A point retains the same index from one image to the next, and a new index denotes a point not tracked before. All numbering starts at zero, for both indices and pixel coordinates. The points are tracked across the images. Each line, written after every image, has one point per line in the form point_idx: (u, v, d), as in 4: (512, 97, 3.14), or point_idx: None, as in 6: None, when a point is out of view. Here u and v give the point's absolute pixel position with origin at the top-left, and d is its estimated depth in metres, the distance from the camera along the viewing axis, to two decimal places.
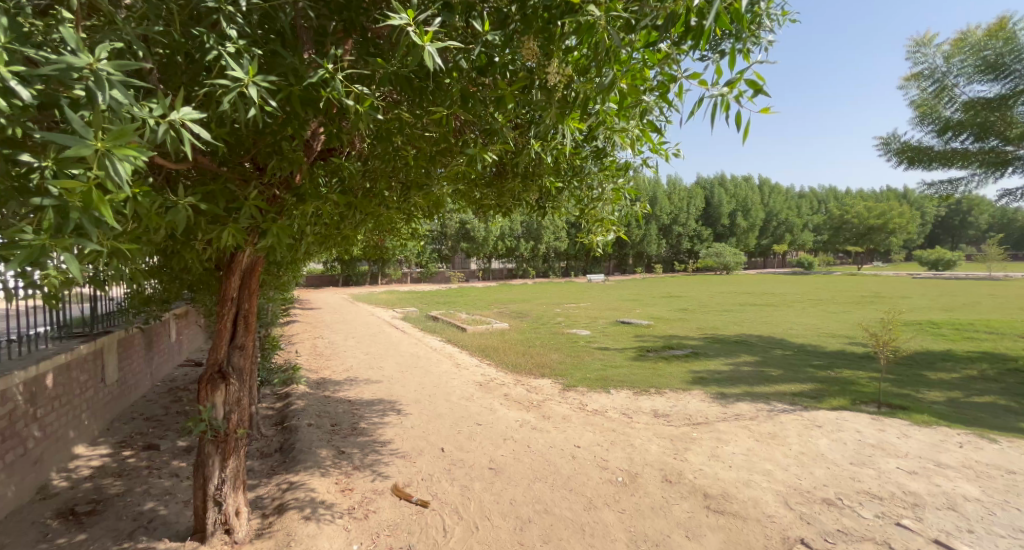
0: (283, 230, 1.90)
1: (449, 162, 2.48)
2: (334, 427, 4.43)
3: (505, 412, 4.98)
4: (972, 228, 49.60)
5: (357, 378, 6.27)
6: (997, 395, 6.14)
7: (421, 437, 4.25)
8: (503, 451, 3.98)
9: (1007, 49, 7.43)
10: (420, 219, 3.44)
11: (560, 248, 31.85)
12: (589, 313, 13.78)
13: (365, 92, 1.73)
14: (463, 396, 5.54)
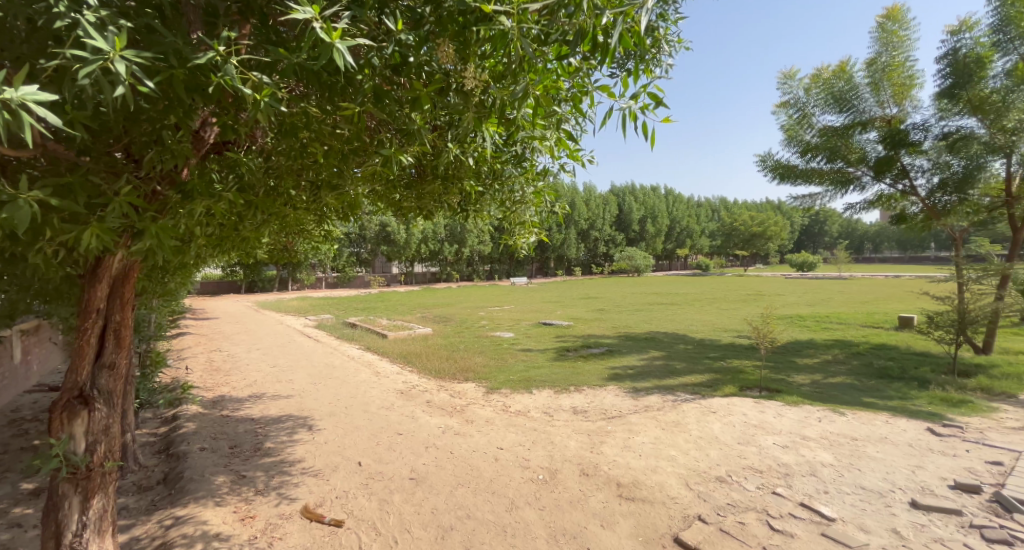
0: (164, 231, 1.69)
1: (364, 162, 2.37)
2: (232, 449, 4.05)
3: (427, 419, 4.87)
4: (831, 235, 57.52)
5: (261, 393, 5.80)
6: (848, 375, 7.18)
7: (335, 452, 4.03)
8: (425, 459, 3.89)
9: (848, 88, 8.75)
10: (333, 220, 3.26)
11: (483, 251, 31.94)
12: (511, 316, 13.95)
13: (264, 81, 1.60)
14: (381, 405, 5.34)
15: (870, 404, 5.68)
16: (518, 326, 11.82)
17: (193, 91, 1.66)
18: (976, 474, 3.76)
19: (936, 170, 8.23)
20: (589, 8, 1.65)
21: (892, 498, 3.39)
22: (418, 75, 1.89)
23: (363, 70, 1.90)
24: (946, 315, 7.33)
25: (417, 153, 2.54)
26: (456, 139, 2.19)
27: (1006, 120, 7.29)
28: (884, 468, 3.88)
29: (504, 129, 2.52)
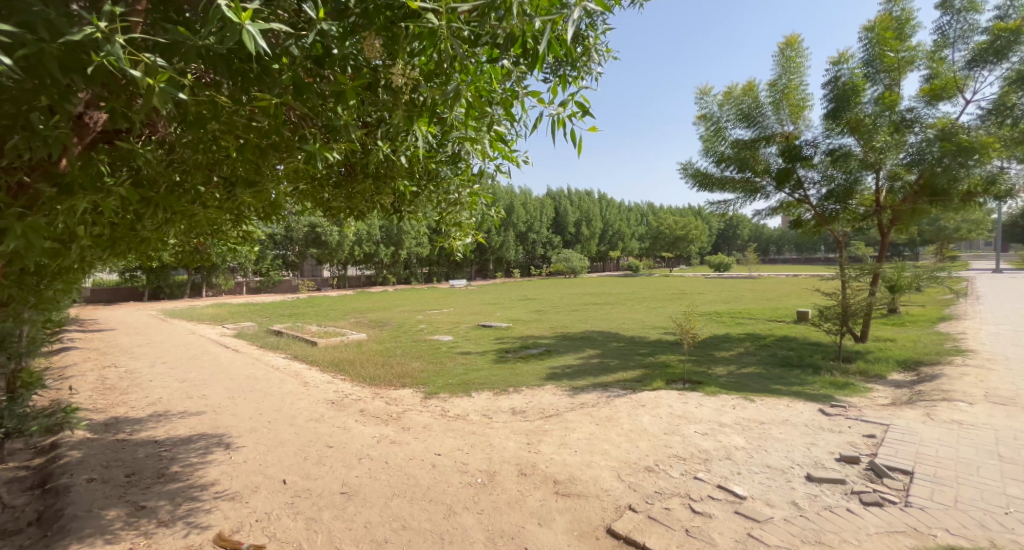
0: (34, 229, 1.49)
1: (286, 157, 2.25)
2: (130, 478, 3.66)
3: (360, 429, 4.68)
4: (746, 238, 62.27)
5: (168, 412, 5.30)
6: (759, 365, 7.80)
7: (256, 471, 3.76)
8: (358, 471, 3.74)
9: (754, 106, 9.51)
10: (253, 221, 3.06)
11: (421, 253, 31.39)
12: (450, 319, 13.80)
13: (159, 63, 1.46)
14: (309, 417, 5.07)
15: (778, 391, 6.19)
16: (457, 329, 11.71)
17: (70, 71, 1.48)
18: (858, 447, 4.22)
19: (825, 183, 9.11)
20: (518, 12, 1.67)
21: (792, 474, 3.71)
22: (342, 70, 1.81)
23: (280, 59, 1.80)
24: (833, 308, 8.18)
25: (345, 150, 2.44)
26: (386, 137, 2.13)
27: (875, 140, 8.20)
28: (785, 447, 4.25)
29: (436, 128, 2.49)
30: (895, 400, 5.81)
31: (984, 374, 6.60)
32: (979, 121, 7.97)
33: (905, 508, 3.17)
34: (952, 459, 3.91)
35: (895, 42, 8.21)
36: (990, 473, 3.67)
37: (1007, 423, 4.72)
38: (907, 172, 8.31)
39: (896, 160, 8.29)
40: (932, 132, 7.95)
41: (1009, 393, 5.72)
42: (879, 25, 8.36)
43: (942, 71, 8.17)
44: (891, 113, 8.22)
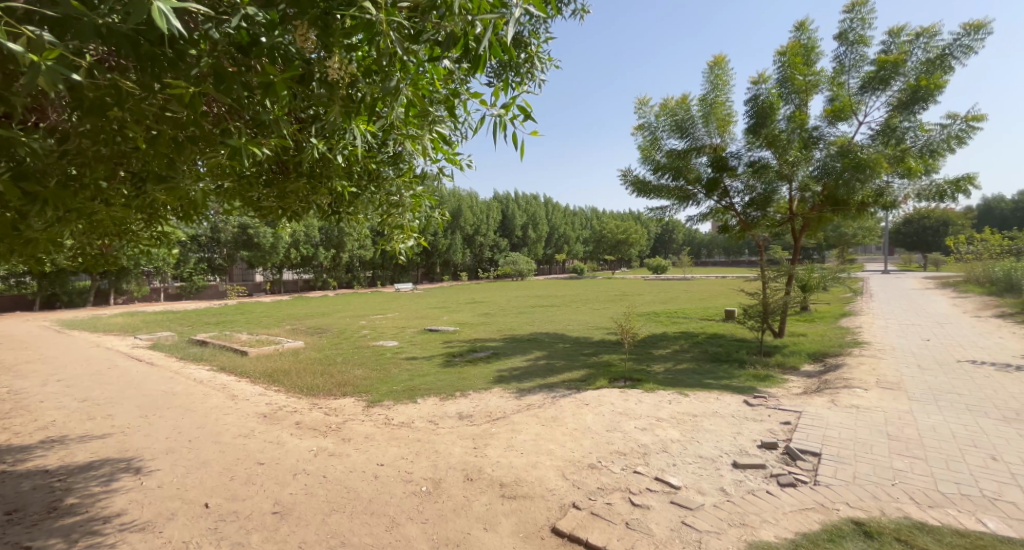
0: None
1: (206, 152, 2.10)
2: (15, 514, 3.25)
3: (295, 443, 4.45)
4: (683, 241, 65.43)
5: (67, 437, 4.77)
6: (693, 361, 8.21)
7: (172, 497, 3.46)
8: (291, 488, 3.54)
9: (686, 118, 10.01)
10: (168, 220, 2.83)
11: (364, 255, 30.42)
12: (394, 324, 13.46)
13: (47, 38, 1.31)
14: (237, 434, 4.75)
15: (711, 385, 6.53)
16: (403, 334, 11.44)
17: None
18: (777, 433, 4.54)
19: (747, 192, 9.77)
20: (460, 12, 1.67)
21: (720, 462, 3.92)
22: (270, 61, 1.71)
23: (197, 45, 1.69)
24: (755, 307, 8.77)
25: (274, 147, 2.31)
26: (321, 134, 2.05)
27: (788, 155, 8.83)
28: (716, 437, 4.48)
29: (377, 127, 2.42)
30: (807, 389, 6.31)
31: (878, 363, 7.33)
32: (870, 140, 8.83)
33: (817, 487, 3.44)
34: (852, 439, 4.30)
35: (803, 67, 8.92)
36: (882, 450, 4.07)
37: (896, 405, 5.27)
38: (815, 184, 8.93)
39: (806, 172, 8.95)
40: (834, 149, 8.76)
41: (897, 379, 6.38)
42: (790, 50, 9.06)
43: (842, 94, 8.97)
44: (802, 130, 8.92)
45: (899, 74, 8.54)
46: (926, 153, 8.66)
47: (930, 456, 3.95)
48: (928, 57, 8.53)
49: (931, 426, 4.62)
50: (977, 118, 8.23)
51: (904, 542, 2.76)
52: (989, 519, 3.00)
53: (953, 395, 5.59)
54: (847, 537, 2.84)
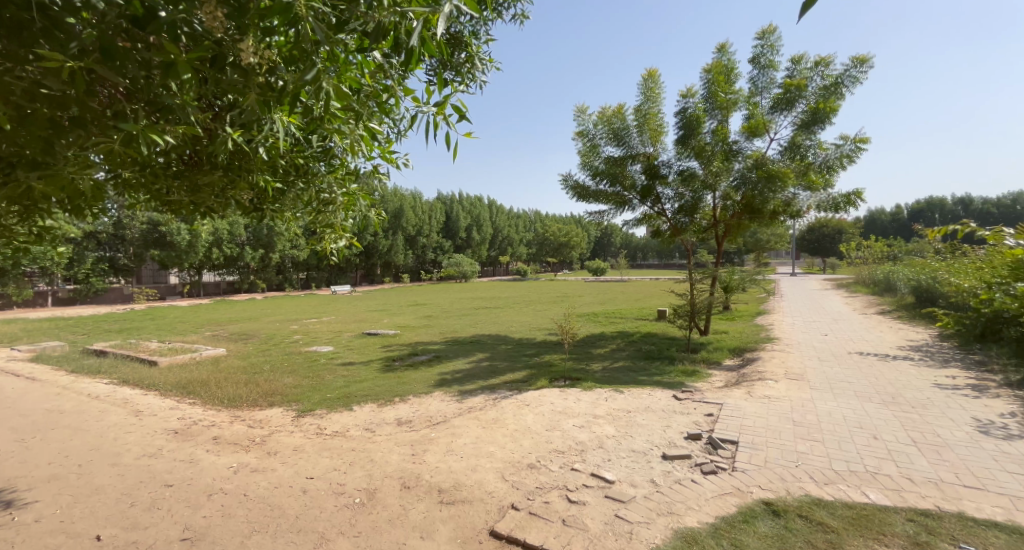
0: None
1: (95, 137, 1.90)
2: None
3: (212, 460, 4.13)
4: (620, 244, 67.97)
5: None
6: (628, 359, 8.54)
7: (56, 531, 3.09)
8: (205, 511, 3.28)
9: (623, 127, 10.42)
10: (53, 213, 2.52)
11: (296, 256, 28.94)
12: (330, 328, 12.94)
13: None
14: (142, 454, 4.33)
15: (645, 381, 6.82)
16: (339, 339, 10.99)
17: None
18: (700, 425, 4.81)
19: (677, 199, 10.32)
20: (389, 7, 1.64)
21: (650, 455, 4.10)
22: (170, 38, 1.58)
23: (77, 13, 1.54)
24: (684, 307, 9.28)
25: (180, 134, 2.13)
26: (237, 124, 1.93)
27: (712, 166, 9.45)
28: (647, 431, 4.68)
29: (302, 119, 2.32)
30: (728, 382, 6.76)
31: (787, 356, 8.00)
32: (779, 156, 9.66)
33: (734, 473, 3.68)
34: (765, 426, 4.65)
35: (725, 85, 9.57)
36: (789, 435, 4.44)
37: (801, 394, 5.77)
38: (735, 193, 9.76)
39: (728, 183, 9.65)
40: (750, 162, 9.34)
41: (801, 370, 7.00)
42: (714, 69, 9.69)
43: (756, 113, 9.71)
44: (724, 143, 9.58)
45: (802, 97, 9.40)
46: (824, 169, 9.61)
47: (826, 438, 4.36)
48: (824, 84, 9.42)
49: (828, 412, 5.10)
50: (864, 139, 9.19)
51: (806, 518, 3.04)
52: (873, 492, 3.36)
53: (846, 383, 6.24)
54: (759, 517, 3.07)
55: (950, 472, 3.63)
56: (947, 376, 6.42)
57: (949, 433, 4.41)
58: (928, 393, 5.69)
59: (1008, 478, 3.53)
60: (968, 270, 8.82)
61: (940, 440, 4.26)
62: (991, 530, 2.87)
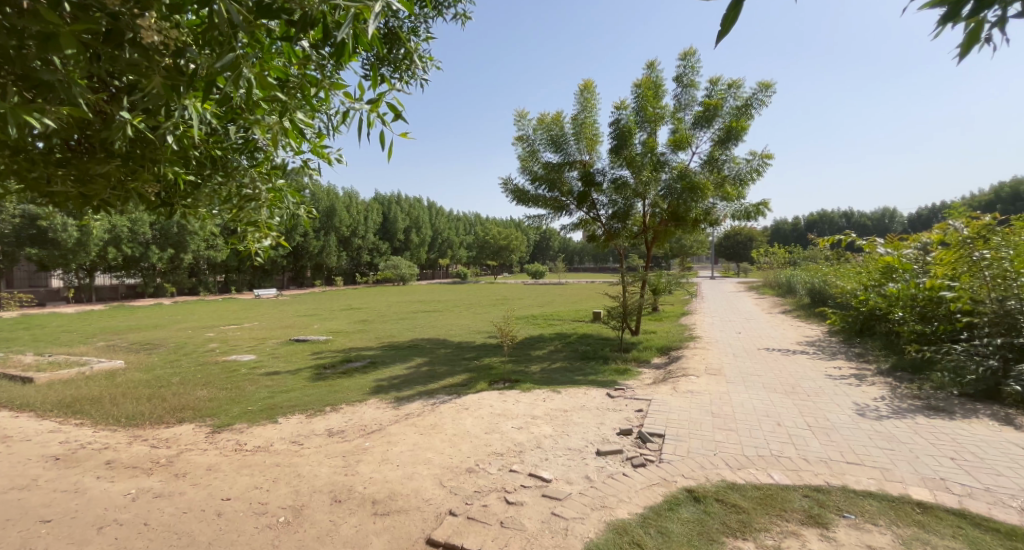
0: None
1: None
2: None
3: (105, 488, 3.71)
4: (557, 247, 69.56)
5: None
6: (565, 360, 8.73)
7: None
8: (96, 545, 2.95)
9: (560, 134, 10.66)
10: None
11: (212, 256, 27.00)
12: (252, 335, 12.14)
13: None
14: (13, 486, 3.79)
15: (581, 381, 7.00)
16: (263, 347, 10.31)
17: None
18: (631, 420, 5.01)
19: (611, 205, 10.70)
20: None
21: (585, 452, 4.21)
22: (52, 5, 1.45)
23: None
24: (617, 308, 9.67)
25: (68, 115, 1.93)
26: (139, 109, 1.80)
27: (643, 175, 9.90)
28: (582, 429, 4.80)
29: (218, 107, 2.21)
30: (656, 379, 7.11)
31: (707, 353, 8.54)
32: (700, 168, 10.28)
33: (661, 464, 3.87)
34: (688, 419, 4.93)
35: (654, 100, 10.05)
36: (708, 426, 4.74)
37: (718, 387, 6.18)
38: (662, 202, 10.20)
39: (656, 193, 10.11)
40: (675, 173, 9.94)
41: (718, 365, 7.50)
42: (644, 84, 10.16)
43: (681, 128, 10.30)
44: (653, 154, 10.05)
45: (719, 115, 10.09)
46: (737, 181, 10.36)
47: (739, 427, 4.70)
48: (736, 105, 10.16)
49: (740, 402, 5.51)
50: (769, 156, 10.00)
51: (722, 501, 3.26)
52: (776, 472, 3.67)
53: (757, 376, 6.79)
54: (683, 504, 3.24)
55: (837, 451, 4.04)
56: (835, 366, 7.16)
57: (836, 417, 4.91)
58: (821, 382, 6.33)
59: (880, 453, 3.99)
60: (850, 274, 9.93)
61: (828, 423, 4.74)
62: (868, 499, 3.24)
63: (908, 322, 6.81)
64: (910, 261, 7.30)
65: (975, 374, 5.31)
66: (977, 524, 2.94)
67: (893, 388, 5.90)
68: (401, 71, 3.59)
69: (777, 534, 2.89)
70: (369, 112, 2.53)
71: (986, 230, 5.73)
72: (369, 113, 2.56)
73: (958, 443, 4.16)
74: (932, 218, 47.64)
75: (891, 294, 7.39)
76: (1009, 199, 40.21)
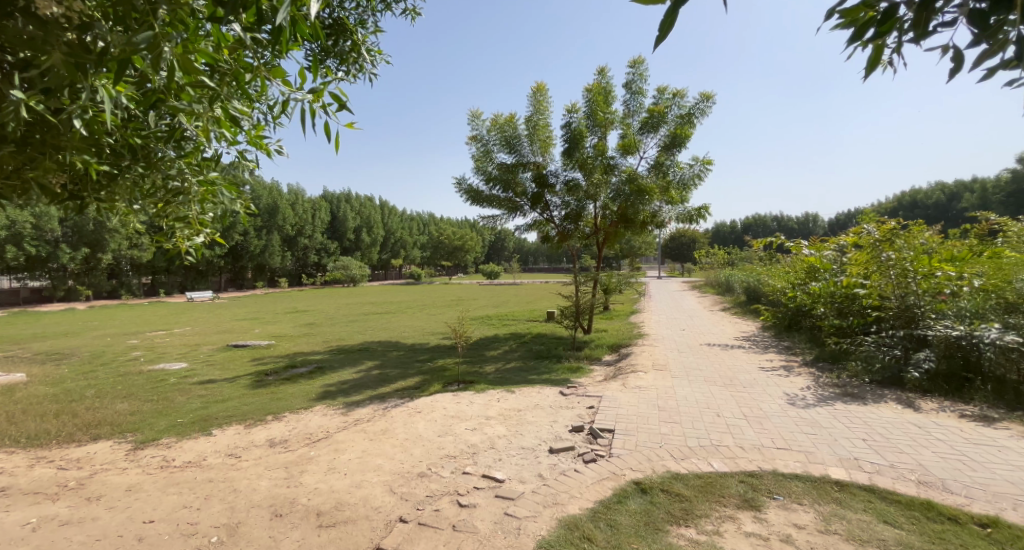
0: None
1: None
2: None
3: (3, 517, 3.33)
4: (510, 248, 69.93)
5: None
6: (519, 360, 8.75)
7: None
8: None
9: (514, 135, 10.67)
10: None
11: (137, 256, 25.21)
12: (184, 341, 11.38)
13: None
14: None
15: (535, 380, 7.01)
16: (196, 353, 9.67)
17: None
18: (583, 417, 5.06)
19: (563, 207, 10.81)
20: None
21: (539, 450, 4.20)
22: None
23: None
24: (570, 308, 9.80)
25: None
26: (40, 88, 1.64)
27: (594, 177, 10.09)
28: (536, 428, 4.80)
29: (137, 92, 2.05)
30: (607, 376, 7.25)
31: (654, 350, 8.79)
32: (647, 173, 10.60)
33: (611, 458, 3.93)
34: (636, 414, 5.04)
35: (604, 105, 10.25)
36: (655, 419, 4.87)
37: (664, 382, 6.37)
38: (612, 204, 10.43)
39: (606, 195, 10.34)
40: (625, 176, 10.19)
41: (664, 361, 7.76)
42: (595, 89, 10.34)
43: (629, 133, 10.56)
44: (603, 157, 10.26)
45: (664, 123, 10.44)
46: (681, 186, 10.76)
47: (683, 420, 4.85)
48: (681, 113, 10.53)
49: (683, 396, 5.70)
50: (710, 161, 10.45)
51: (668, 491, 3.34)
52: (716, 461, 3.81)
53: (700, 370, 7.06)
54: (631, 497, 3.30)
55: (769, 438, 4.26)
56: (768, 359, 7.57)
57: (768, 406, 5.18)
58: (755, 374, 6.67)
59: (804, 438, 4.24)
60: (781, 273, 10.55)
61: (761, 412, 4.99)
62: (795, 481, 3.43)
63: (828, 317, 7.30)
64: (830, 261, 7.87)
65: (882, 362, 5.78)
66: (885, 498, 3.19)
67: (816, 377, 6.31)
68: (348, 64, 3.48)
69: (717, 520, 2.99)
70: (310, 102, 2.44)
71: (892, 232, 6.26)
72: (310, 104, 2.46)
73: (869, 425, 4.50)
74: (849, 222, 51.90)
75: (813, 292, 7.91)
76: (909, 206, 44.60)
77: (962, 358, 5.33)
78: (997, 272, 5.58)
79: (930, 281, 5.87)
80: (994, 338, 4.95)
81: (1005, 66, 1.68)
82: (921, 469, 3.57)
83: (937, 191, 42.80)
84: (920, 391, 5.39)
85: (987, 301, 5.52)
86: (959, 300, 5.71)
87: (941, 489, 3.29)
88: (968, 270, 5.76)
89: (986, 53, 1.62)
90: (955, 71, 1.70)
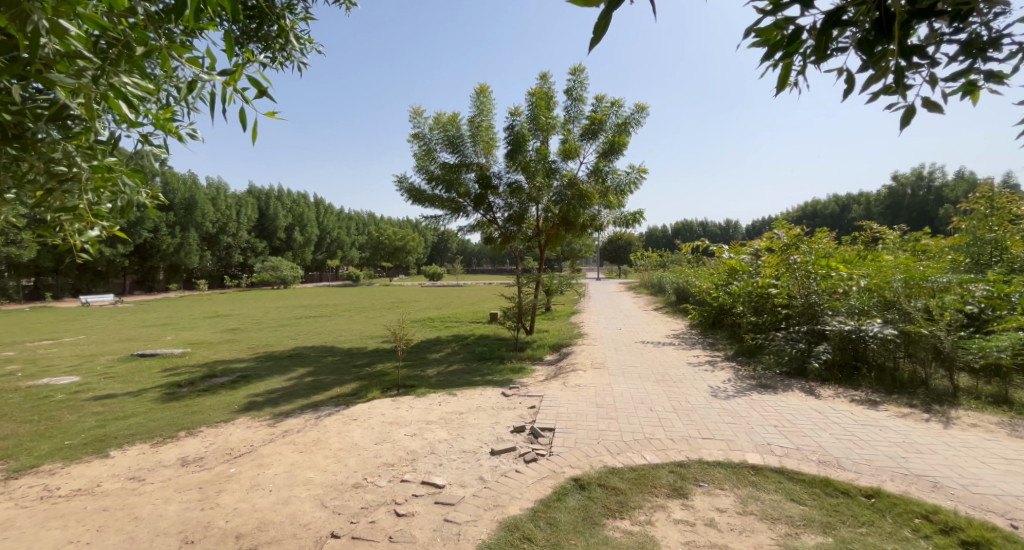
0: None
1: None
2: None
3: None
4: (451, 249, 69.41)
5: None
6: (460, 361, 8.61)
7: None
8: None
9: (457, 135, 10.53)
10: None
11: (19, 256, 22.46)
12: (78, 351, 10.21)
13: None
14: None
15: (478, 382, 6.91)
16: (93, 365, 8.71)
17: None
18: (524, 417, 5.03)
19: (507, 208, 10.83)
20: None
21: (479, 453, 4.12)
22: None
23: None
24: (512, 310, 9.79)
25: None
26: None
27: (536, 181, 10.18)
28: (478, 430, 4.71)
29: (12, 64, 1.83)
30: (548, 375, 7.30)
31: (593, 349, 8.98)
32: (586, 178, 10.81)
33: (551, 457, 3.92)
34: (575, 412, 5.09)
35: (546, 109, 10.33)
36: (593, 416, 4.93)
37: (603, 380, 6.50)
38: (553, 207, 10.57)
39: (548, 198, 10.47)
40: (566, 181, 10.34)
41: (601, 359, 7.93)
42: (537, 93, 10.40)
43: (570, 139, 10.74)
44: (545, 162, 10.37)
45: (603, 130, 10.73)
46: (618, 191, 11.06)
47: (619, 415, 4.95)
48: (618, 122, 10.85)
49: (619, 392, 5.83)
50: (645, 170, 10.80)
51: (605, 485, 3.37)
52: (648, 453, 3.91)
53: (633, 367, 7.26)
54: (569, 493, 3.30)
55: (695, 429, 4.44)
56: (694, 354, 7.97)
57: (695, 399, 5.41)
58: (683, 369, 6.97)
59: (726, 427, 4.47)
60: (707, 275, 11.12)
61: (689, 405, 5.20)
62: (718, 467, 3.59)
63: (746, 315, 7.73)
64: (748, 264, 8.43)
65: (790, 355, 6.22)
66: (791, 478, 3.40)
67: (736, 370, 6.67)
68: (274, 51, 3.42)
69: (650, 510, 3.05)
70: (224, 85, 2.29)
71: (797, 239, 6.87)
72: (225, 87, 2.31)
73: (779, 412, 4.80)
74: (763, 228, 56.23)
75: (734, 291, 8.36)
76: (811, 214, 49.00)
77: (852, 348, 5.82)
78: (878, 274, 6.06)
79: (828, 281, 6.46)
80: (877, 332, 5.44)
81: (887, 91, 1.84)
82: (820, 450, 3.86)
83: (833, 202, 47.45)
84: (820, 379, 5.87)
85: (871, 298, 5.93)
86: (849, 297, 6.24)
87: (836, 466, 3.57)
88: (856, 272, 6.33)
89: (872, 78, 1.75)
90: (848, 92, 1.87)
